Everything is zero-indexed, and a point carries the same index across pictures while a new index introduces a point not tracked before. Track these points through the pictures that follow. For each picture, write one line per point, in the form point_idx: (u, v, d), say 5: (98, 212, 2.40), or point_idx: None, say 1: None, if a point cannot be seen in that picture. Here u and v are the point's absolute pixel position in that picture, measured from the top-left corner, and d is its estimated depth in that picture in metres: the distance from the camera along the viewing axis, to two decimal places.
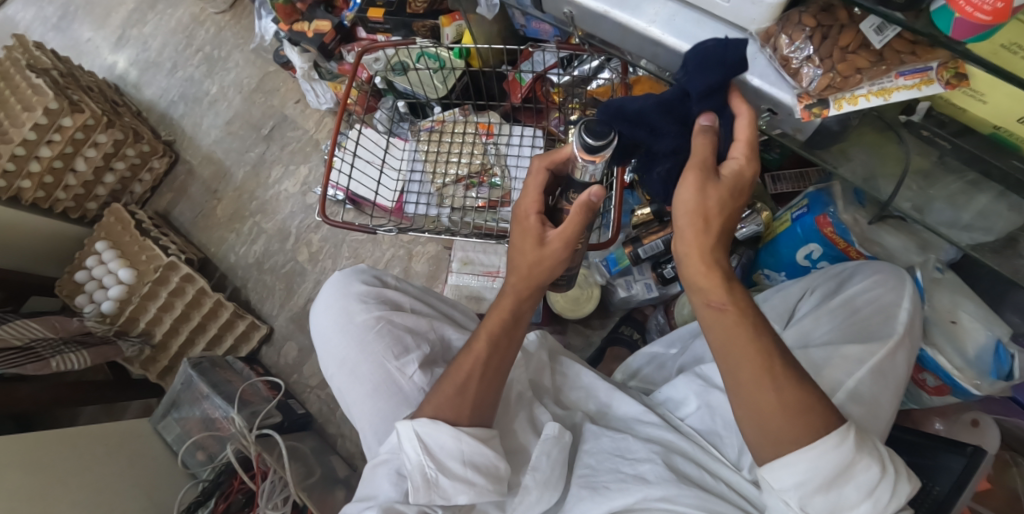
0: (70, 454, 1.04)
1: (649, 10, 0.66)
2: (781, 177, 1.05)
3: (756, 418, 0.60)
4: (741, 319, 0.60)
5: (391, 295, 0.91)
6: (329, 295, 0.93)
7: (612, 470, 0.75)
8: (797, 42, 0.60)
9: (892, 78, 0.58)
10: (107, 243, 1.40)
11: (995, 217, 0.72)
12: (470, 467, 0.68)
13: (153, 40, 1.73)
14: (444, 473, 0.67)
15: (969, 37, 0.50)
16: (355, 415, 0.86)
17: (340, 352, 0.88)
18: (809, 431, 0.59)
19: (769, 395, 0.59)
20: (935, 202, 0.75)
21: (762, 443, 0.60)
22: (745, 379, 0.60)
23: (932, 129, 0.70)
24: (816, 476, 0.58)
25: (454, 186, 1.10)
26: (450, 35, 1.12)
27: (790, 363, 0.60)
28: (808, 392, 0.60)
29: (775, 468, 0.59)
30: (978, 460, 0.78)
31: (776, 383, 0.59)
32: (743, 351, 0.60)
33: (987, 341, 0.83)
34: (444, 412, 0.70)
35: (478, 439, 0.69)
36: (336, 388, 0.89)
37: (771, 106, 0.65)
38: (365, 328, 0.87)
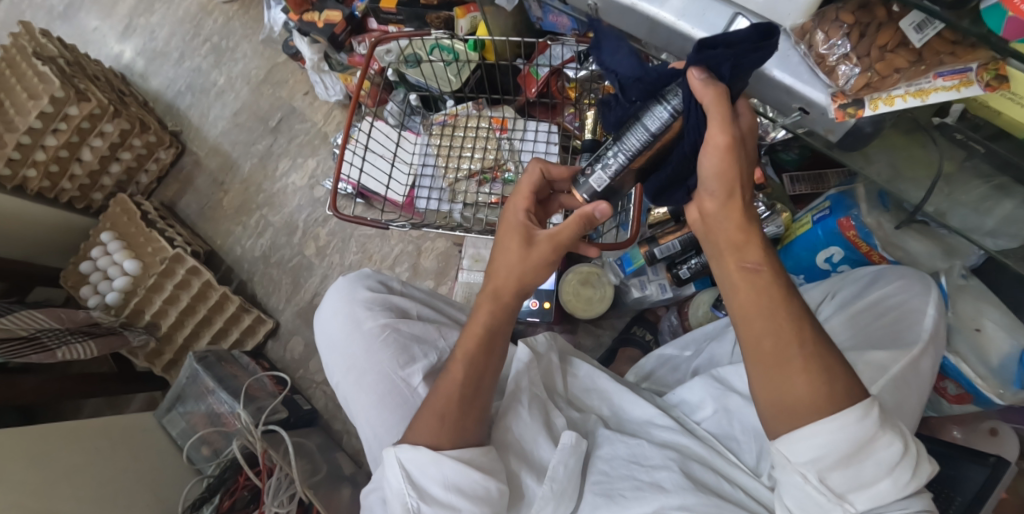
0: (74, 448, 1.03)
1: (679, 3, 0.64)
2: (798, 179, 1.03)
3: (771, 390, 0.56)
4: (772, 286, 0.56)
5: (397, 301, 0.89)
6: (334, 301, 0.91)
7: (628, 477, 0.74)
8: (834, 39, 0.58)
9: (930, 78, 0.56)
10: (113, 234, 1.39)
11: (1023, 223, 0.70)
12: (453, 491, 0.65)
13: (160, 29, 1.71)
14: (425, 501, 0.65)
15: (1020, 38, 0.48)
16: (362, 425, 0.84)
17: (344, 361, 0.86)
18: (831, 404, 0.54)
19: (792, 374, 0.55)
20: (957, 209, 0.73)
21: (776, 417, 0.56)
22: (770, 355, 0.55)
23: (966, 132, 0.69)
24: (835, 450, 0.54)
25: (466, 181, 1.07)
26: (464, 27, 1.10)
27: (815, 334, 0.56)
28: (832, 363, 0.55)
29: (789, 441, 0.55)
30: (1001, 472, 0.77)
31: (803, 348, 0.55)
32: (773, 327, 0.55)
33: (1011, 350, 0.80)
34: (423, 437, 0.68)
35: (458, 463, 0.66)
36: (341, 396, 0.87)
37: (803, 106, 0.63)
38: (370, 336, 0.85)
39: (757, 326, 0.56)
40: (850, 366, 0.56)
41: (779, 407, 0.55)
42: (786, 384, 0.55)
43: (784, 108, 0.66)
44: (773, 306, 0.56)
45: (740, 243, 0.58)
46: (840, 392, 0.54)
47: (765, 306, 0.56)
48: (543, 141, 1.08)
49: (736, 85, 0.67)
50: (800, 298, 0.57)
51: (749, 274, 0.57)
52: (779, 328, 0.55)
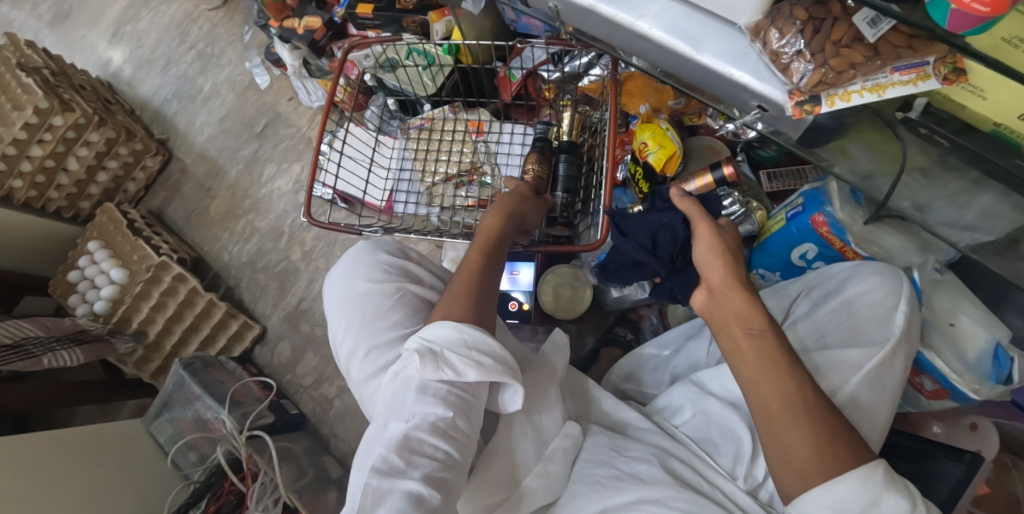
0: (62, 456, 1.03)
1: (637, 4, 0.63)
2: (776, 175, 1.02)
3: (780, 458, 0.60)
4: (773, 351, 0.64)
5: (413, 269, 0.89)
6: (350, 262, 0.90)
7: (607, 465, 0.74)
8: (788, 35, 0.57)
9: (886, 73, 0.56)
10: (100, 243, 1.40)
11: (998, 217, 0.72)
12: (474, 349, 0.69)
13: (147, 36, 1.72)
14: (450, 349, 0.68)
15: (966, 30, 0.48)
16: (363, 385, 0.81)
17: (356, 317, 0.84)
18: (837, 464, 0.58)
19: (790, 438, 0.60)
20: (937, 201, 0.75)
21: (789, 480, 0.59)
22: (778, 414, 0.61)
23: (930, 127, 0.68)
24: (844, 510, 0.56)
25: (443, 185, 1.08)
26: (440, 31, 1.11)
27: (817, 399, 0.62)
28: (837, 428, 0.60)
29: (799, 501, 0.58)
30: (977, 465, 0.75)
31: (810, 409, 0.61)
32: (775, 385, 0.62)
33: (987, 345, 0.80)
34: (452, 314, 0.72)
35: (480, 331, 0.71)
36: (344, 360, 0.85)
37: (761, 103, 0.63)
38: (384, 294, 0.84)
39: (767, 390, 0.62)
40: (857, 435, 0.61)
41: (788, 472, 0.59)
42: (796, 453, 0.59)
43: (744, 105, 0.65)
44: (779, 375, 0.63)
45: (744, 313, 0.68)
46: (845, 455, 0.58)
47: (768, 371, 0.63)
48: (518, 144, 1.09)
49: (698, 84, 0.66)
50: (803, 368, 0.64)
51: (754, 339, 0.66)
52: (784, 388, 0.62)
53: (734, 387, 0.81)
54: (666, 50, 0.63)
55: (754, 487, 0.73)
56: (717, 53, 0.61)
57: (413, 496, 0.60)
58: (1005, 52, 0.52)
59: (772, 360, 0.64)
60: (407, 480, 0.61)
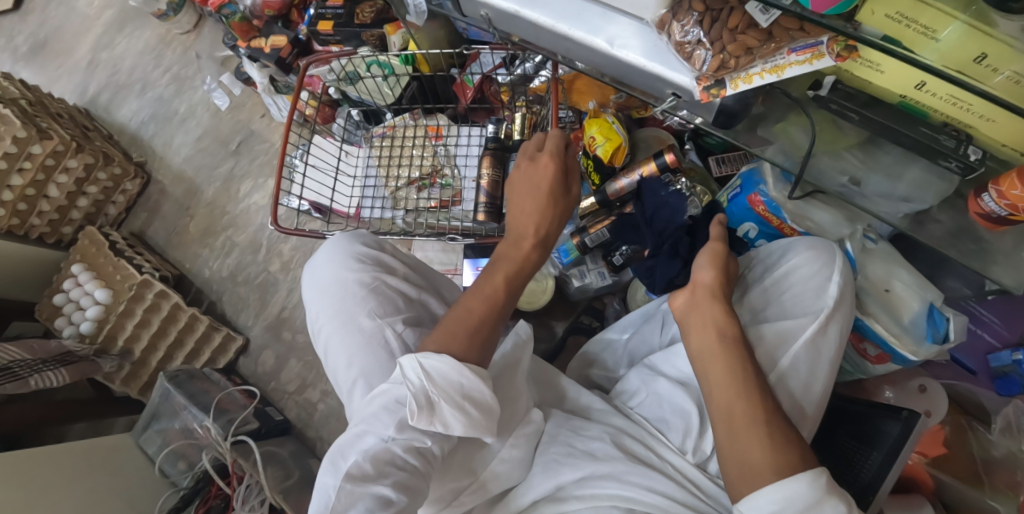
0: (52, 470, 1.07)
1: (556, 7, 0.69)
2: (725, 160, 1.07)
3: (734, 456, 0.65)
4: (738, 358, 0.72)
5: (388, 260, 0.91)
6: (329, 250, 0.91)
7: (563, 444, 0.78)
8: (688, 26, 0.63)
9: (784, 54, 0.61)
10: (83, 266, 1.43)
11: (928, 187, 0.76)
12: (467, 400, 0.68)
13: (122, 62, 1.76)
14: (445, 399, 0.67)
15: (829, 7, 0.54)
16: (336, 368, 0.84)
17: (333, 305, 0.85)
18: (783, 468, 0.62)
19: (744, 438, 0.65)
20: (873, 175, 0.80)
21: (737, 475, 0.64)
22: (739, 415, 0.67)
23: (840, 103, 0.72)
24: (790, 505, 0.59)
25: (406, 188, 1.12)
26: (397, 43, 1.15)
27: (769, 405, 0.68)
28: (787, 435, 0.65)
29: (747, 499, 0.62)
30: (913, 422, 0.78)
31: (763, 413, 0.67)
32: (737, 389, 0.69)
33: (921, 307, 0.85)
34: (449, 348, 0.71)
35: (477, 379, 0.69)
36: (319, 343, 0.87)
37: (675, 90, 0.70)
38: (361, 284, 0.86)
39: (730, 392, 0.70)
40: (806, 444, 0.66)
41: (742, 470, 0.64)
42: (747, 451, 0.64)
43: (661, 94, 0.73)
44: (741, 380, 0.70)
45: (720, 322, 0.76)
46: (795, 457, 0.63)
47: (729, 371, 0.71)
48: (474, 146, 1.14)
49: (619, 77, 0.74)
50: (762, 379, 0.71)
51: (725, 342, 0.74)
52: (744, 393, 0.69)
53: (684, 367, 0.86)
54: (587, 48, 0.70)
55: (702, 460, 0.77)
56: (630, 48, 0.68)
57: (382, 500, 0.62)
58: (893, 28, 0.57)
59: (732, 363, 0.72)
60: (378, 486, 0.62)
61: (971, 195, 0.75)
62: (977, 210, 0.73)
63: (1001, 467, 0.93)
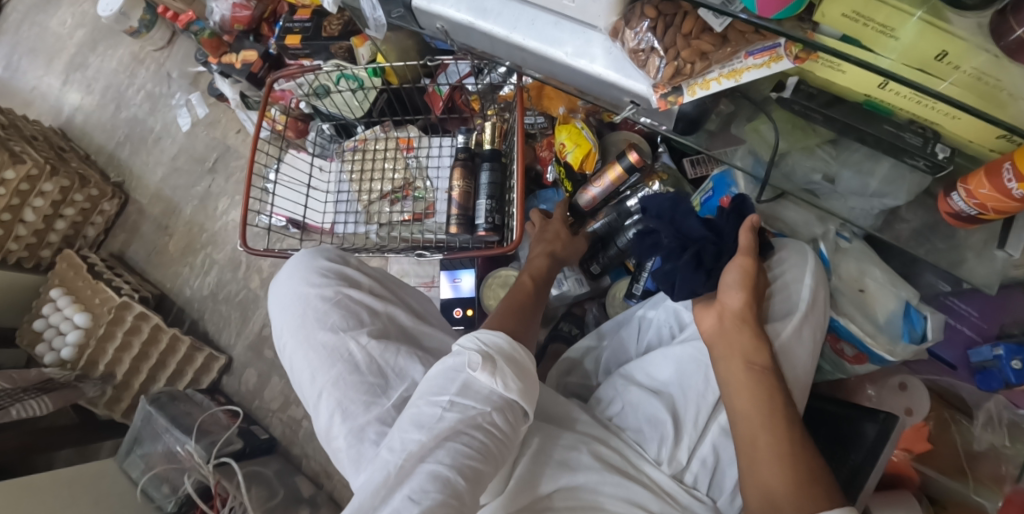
0: (33, 498, 1.05)
1: (509, 18, 0.69)
2: (698, 161, 1.06)
3: (758, 491, 0.64)
4: (766, 389, 0.70)
5: (352, 273, 0.93)
6: (291, 270, 0.94)
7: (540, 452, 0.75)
8: (642, 32, 0.62)
9: (742, 58, 0.60)
10: (62, 290, 1.42)
11: (899, 183, 0.75)
12: (518, 372, 0.68)
13: (96, 82, 1.75)
14: (504, 363, 0.67)
15: (777, 11, 0.53)
16: (302, 384, 0.85)
17: (296, 320, 0.88)
18: (806, 501, 0.61)
19: (769, 473, 0.64)
20: (844, 171, 0.79)
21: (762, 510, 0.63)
22: (768, 446, 0.66)
23: (803, 103, 0.71)
24: None
25: (379, 202, 1.11)
26: (365, 55, 1.14)
27: (797, 437, 0.67)
28: (815, 469, 0.64)
29: None
30: (892, 424, 0.78)
31: (795, 446, 0.66)
32: (771, 420, 0.68)
33: (898, 305, 0.84)
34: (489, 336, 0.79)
35: (527, 355, 0.71)
36: (286, 359, 0.88)
37: (633, 98, 0.69)
38: (324, 299, 0.88)
39: (757, 424, 0.68)
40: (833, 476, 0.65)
41: (767, 506, 0.63)
42: (772, 486, 0.64)
43: (620, 102, 0.71)
44: (775, 416, 0.68)
45: (748, 348, 0.73)
46: (820, 492, 0.62)
47: (759, 404, 0.69)
48: (446, 156, 1.12)
49: (578, 87, 0.73)
50: (792, 413, 0.69)
51: (754, 372, 0.72)
52: (772, 426, 0.67)
53: (657, 375, 0.85)
54: (543, 58, 0.69)
55: (678, 470, 0.76)
56: (586, 56, 0.67)
57: (441, 477, 0.57)
58: (851, 27, 0.56)
59: (763, 396, 0.70)
60: (430, 463, 0.58)
61: (940, 193, 0.73)
62: (946, 209, 0.72)
63: (982, 461, 0.92)
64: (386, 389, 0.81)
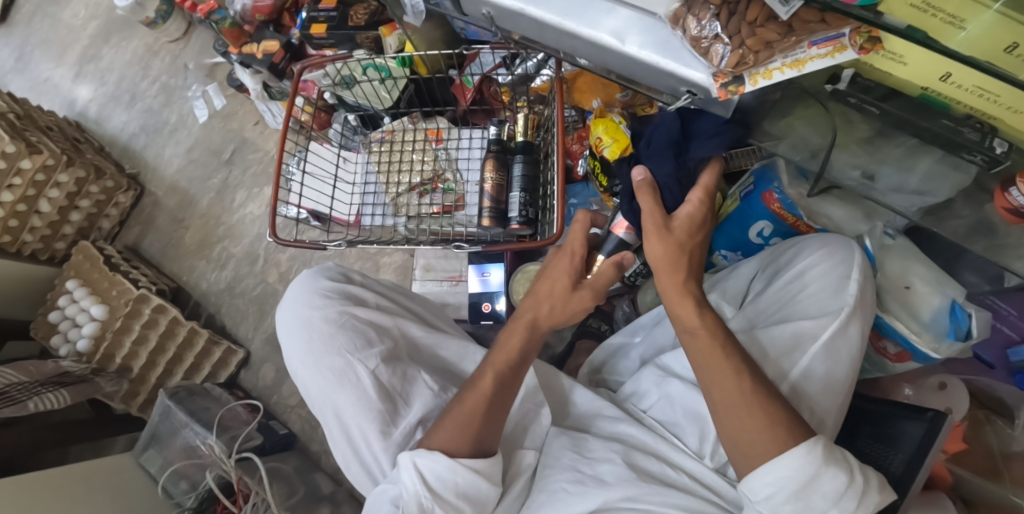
0: (52, 494, 1.03)
1: (562, 4, 0.67)
2: (734, 156, 1.03)
3: (734, 436, 0.65)
4: (711, 342, 0.69)
5: (354, 290, 0.91)
6: (295, 292, 0.93)
7: (570, 469, 0.75)
8: (705, 20, 0.61)
9: (805, 47, 0.59)
10: (78, 282, 1.40)
11: (941, 179, 0.74)
12: (461, 497, 0.71)
13: (110, 74, 1.73)
14: (439, 501, 0.70)
15: None
16: (320, 405, 0.85)
17: (302, 346, 0.87)
18: (777, 444, 0.63)
19: (740, 422, 0.65)
20: (883, 168, 0.77)
21: (741, 457, 0.65)
22: (722, 401, 0.67)
23: (859, 96, 0.69)
24: (784, 487, 0.61)
25: (408, 194, 1.10)
26: (393, 44, 1.12)
27: (758, 380, 0.67)
28: (782, 420, 0.64)
29: (751, 480, 0.63)
30: (939, 424, 0.74)
31: (754, 394, 0.65)
32: (720, 372, 0.67)
33: (942, 303, 0.81)
34: (444, 443, 0.72)
35: (481, 479, 0.72)
36: (298, 384, 0.88)
37: (689, 88, 0.67)
38: (328, 321, 0.87)
39: (716, 375, 0.68)
40: (797, 413, 0.65)
41: (743, 452, 0.64)
42: (745, 435, 0.64)
43: (675, 92, 0.70)
44: (723, 369, 0.67)
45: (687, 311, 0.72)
46: (783, 436, 0.63)
47: (717, 357, 0.68)
48: (476, 148, 1.11)
49: (630, 76, 0.71)
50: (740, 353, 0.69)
51: (698, 332, 0.71)
52: (729, 372, 0.67)
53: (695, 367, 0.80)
54: (596, 47, 0.67)
55: (721, 463, 0.74)
56: (642, 44, 0.65)
57: None
58: (918, 17, 0.54)
59: (719, 352, 0.69)
60: None
61: (997, 189, 0.72)
62: (1004, 204, 0.71)
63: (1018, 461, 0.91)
64: (395, 416, 0.82)
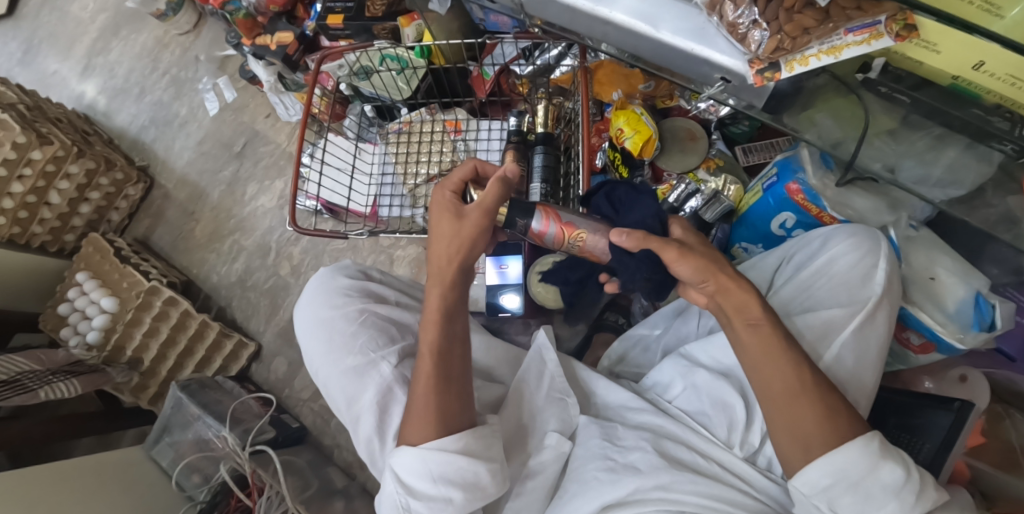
0: (63, 487, 1.01)
1: None
2: (752, 149, 1.08)
3: (789, 433, 0.64)
4: (772, 338, 0.66)
5: (375, 288, 0.91)
6: (311, 293, 0.92)
7: (601, 458, 0.74)
8: (742, 7, 0.61)
9: (841, 34, 0.59)
10: (88, 274, 1.39)
11: (966, 170, 0.73)
12: (441, 482, 0.67)
13: (119, 66, 1.72)
14: (415, 497, 0.68)
15: None
16: (343, 405, 0.83)
17: (324, 346, 0.86)
18: (833, 437, 0.62)
19: (797, 418, 0.63)
20: (905, 161, 0.77)
21: (793, 452, 0.63)
22: (780, 395, 0.64)
23: (889, 85, 0.69)
24: (842, 478, 0.60)
25: (426, 185, 1.10)
26: (411, 35, 1.09)
27: (817, 378, 0.65)
28: (839, 416, 0.63)
29: (805, 474, 0.62)
30: (967, 413, 0.76)
31: (811, 391, 0.64)
32: (778, 368, 0.65)
33: (967, 294, 0.82)
34: (410, 434, 0.70)
35: (467, 463, 0.68)
36: (320, 383, 0.87)
37: (723, 75, 0.67)
38: (349, 319, 0.86)
39: (768, 371, 0.65)
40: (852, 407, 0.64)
41: (796, 447, 0.63)
42: (801, 430, 0.63)
43: (708, 79, 0.70)
44: (778, 363, 0.65)
45: (740, 304, 0.67)
46: (843, 428, 0.62)
47: (775, 352, 0.65)
48: (495, 139, 1.11)
49: (662, 63, 0.71)
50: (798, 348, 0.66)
51: (753, 330, 0.67)
52: (785, 372, 0.65)
53: (722, 358, 0.81)
54: (628, 33, 0.67)
55: (750, 453, 0.74)
56: (676, 30, 0.65)
57: None
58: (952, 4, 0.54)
59: (775, 347, 0.66)
60: None
61: None
62: None
63: None
64: None
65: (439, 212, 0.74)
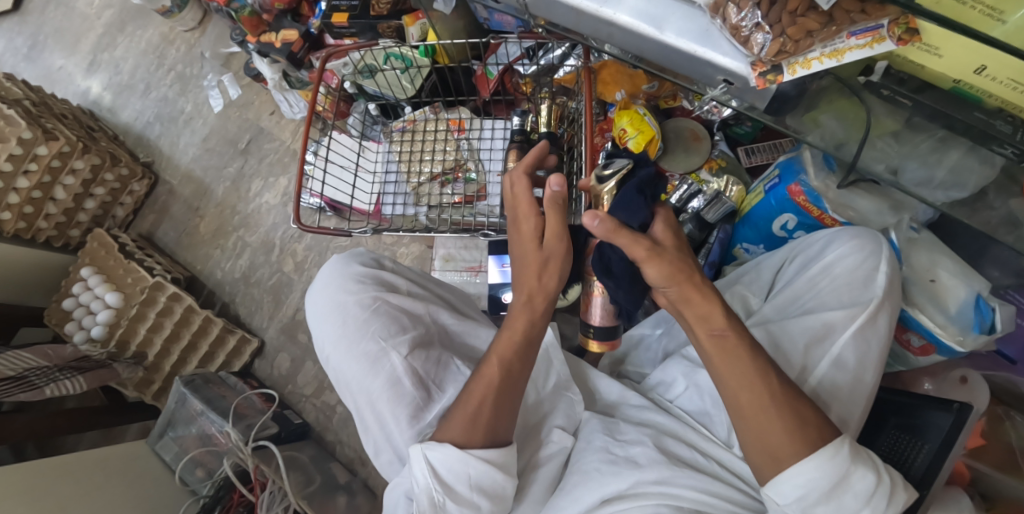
0: (68, 481, 1.02)
1: None
2: (755, 150, 1.09)
3: (759, 444, 0.64)
4: (738, 346, 0.65)
5: (388, 276, 0.91)
6: (327, 276, 0.92)
7: (602, 451, 0.75)
8: (745, 9, 0.61)
9: (844, 38, 0.59)
10: (93, 269, 1.40)
11: (969, 173, 0.73)
12: (477, 490, 0.69)
13: (124, 63, 1.73)
14: (451, 498, 0.68)
15: None
16: (353, 390, 0.84)
17: (336, 330, 0.86)
18: (805, 446, 0.62)
19: (767, 431, 0.63)
20: (908, 162, 0.77)
21: (765, 463, 0.64)
22: (747, 404, 0.64)
23: (892, 88, 0.68)
24: (814, 488, 0.61)
25: (429, 183, 1.12)
26: (416, 34, 1.11)
27: (786, 387, 0.64)
28: (809, 426, 0.63)
29: (777, 485, 0.62)
30: (965, 415, 0.76)
31: (778, 401, 0.63)
32: (749, 377, 0.64)
33: (968, 296, 0.82)
34: (453, 435, 0.69)
35: (500, 479, 0.70)
36: (331, 370, 0.88)
37: (726, 77, 0.67)
38: (362, 306, 0.87)
39: (735, 382, 0.64)
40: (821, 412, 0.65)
41: (767, 458, 0.63)
42: (771, 441, 0.63)
43: (712, 80, 0.70)
44: (745, 370, 0.64)
45: (703, 313, 0.66)
46: (814, 435, 0.62)
47: (742, 361, 0.64)
48: (498, 140, 1.12)
49: (665, 64, 0.71)
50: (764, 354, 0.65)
51: (717, 340, 0.65)
52: (751, 384, 0.64)
53: None
54: (632, 34, 0.68)
55: None
56: (680, 32, 0.66)
57: None
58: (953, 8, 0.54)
59: (743, 353, 0.65)
60: None
61: None
62: None
63: None
64: (429, 401, 0.81)
65: (520, 222, 0.73)
